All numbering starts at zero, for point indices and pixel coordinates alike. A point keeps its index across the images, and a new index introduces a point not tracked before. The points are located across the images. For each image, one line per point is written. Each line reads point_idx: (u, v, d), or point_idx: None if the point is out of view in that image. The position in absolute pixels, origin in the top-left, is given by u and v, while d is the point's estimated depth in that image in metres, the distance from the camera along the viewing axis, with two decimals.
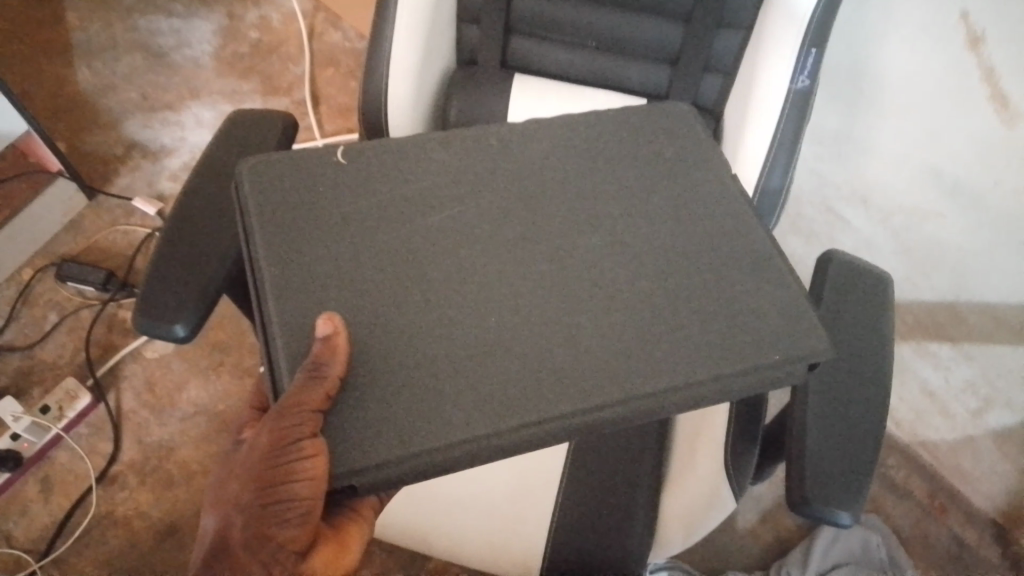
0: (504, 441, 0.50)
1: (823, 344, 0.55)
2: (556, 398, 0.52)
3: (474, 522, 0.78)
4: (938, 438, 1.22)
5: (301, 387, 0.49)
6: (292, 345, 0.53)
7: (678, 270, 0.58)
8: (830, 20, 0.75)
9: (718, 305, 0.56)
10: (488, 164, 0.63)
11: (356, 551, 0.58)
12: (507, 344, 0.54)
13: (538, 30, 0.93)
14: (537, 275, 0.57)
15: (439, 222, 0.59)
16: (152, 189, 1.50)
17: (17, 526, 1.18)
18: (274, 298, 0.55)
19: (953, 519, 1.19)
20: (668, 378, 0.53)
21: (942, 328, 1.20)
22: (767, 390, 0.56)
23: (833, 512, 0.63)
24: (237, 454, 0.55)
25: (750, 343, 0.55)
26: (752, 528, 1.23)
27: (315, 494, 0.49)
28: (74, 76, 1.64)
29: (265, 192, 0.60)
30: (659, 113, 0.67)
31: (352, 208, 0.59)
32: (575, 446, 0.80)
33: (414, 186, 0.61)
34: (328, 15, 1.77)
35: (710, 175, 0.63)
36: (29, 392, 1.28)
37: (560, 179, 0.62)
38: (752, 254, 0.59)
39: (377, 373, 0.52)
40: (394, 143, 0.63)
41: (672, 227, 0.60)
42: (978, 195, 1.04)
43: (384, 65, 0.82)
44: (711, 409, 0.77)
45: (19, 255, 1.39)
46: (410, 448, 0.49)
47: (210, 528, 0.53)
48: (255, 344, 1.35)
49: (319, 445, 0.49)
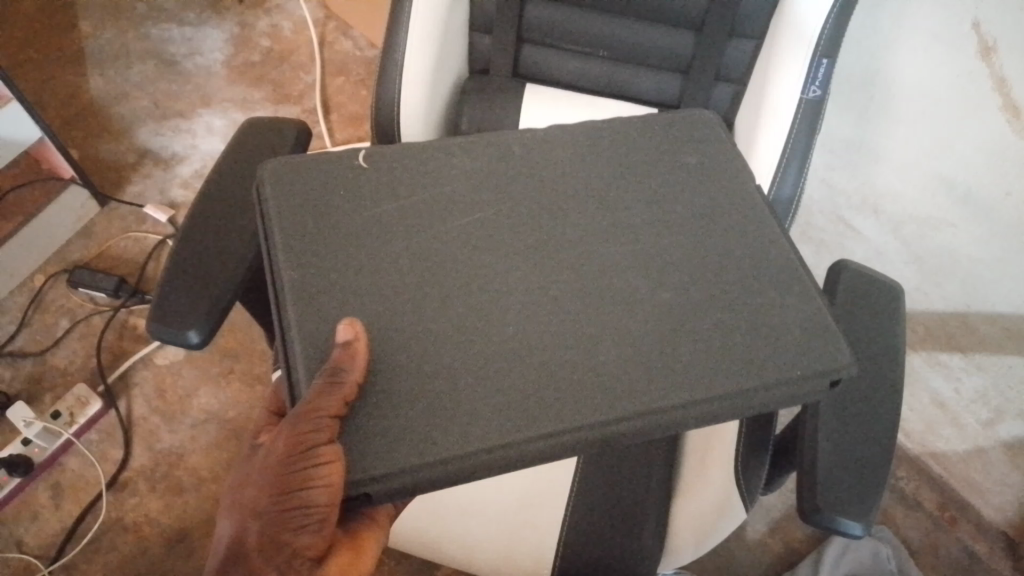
0: (523, 451, 0.51)
1: (846, 358, 0.56)
2: (573, 409, 0.52)
3: (485, 534, 0.78)
4: (948, 449, 1.26)
5: (319, 393, 0.49)
6: (310, 351, 0.54)
7: (698, 280, 0.58)
8: (842, 31, 0.75)
9: (737, 316, 0.56)
10: (502, 172, 0.63)
11: (371, 557, 0.59)
12: (526, 354, 0.54)
13: (549, 39, 0.93)
14: (554, 278, 0.58)
15: (459, 231, 0.59)
16: (164, 196, 1.51)
17: (27, 532, 1.18)
18: (294, 305, 0.55)
19: (963, 531, 1.27)
20: (686, 393, 0.53)
21: (953, 337, 1.17)
22: (786, 407, 0.56)
23: (843, 523, 0.63)
24: (254, 458, 0.56)
25: (772, 358, 0.55)
26: (762, 539, 1.22)
27: (331, 502, 0.49)
28: (87, 84, 1.65)
29: (286, 198, 0.60)
30: (677, 121, 0.67)
31: (373, 215, 0.60)
32: (582, 460, 0.80)
33: (432, 193, 0.61)
34: (338, 24, 1.78)
35: (728, 182, 0.63)
36: (40, 398, 1.29)
37: (576, 187, 0.63)
38: (771, 266, 0.59)
39: (396, 380, 0.53)
40: (415, 149, 0.64)
41: (689, 238, 0.60)
42: (986, 204, 1.00)
43: (398, 72, 0.82)
44: (720, 428, 0.78)
45: (32, 262, 1.39)
46: (426, 456, 0.50)
47: (225, 533, 0.53)
48: (265, 351, 1.35)
49: (335, 452, 0.49)
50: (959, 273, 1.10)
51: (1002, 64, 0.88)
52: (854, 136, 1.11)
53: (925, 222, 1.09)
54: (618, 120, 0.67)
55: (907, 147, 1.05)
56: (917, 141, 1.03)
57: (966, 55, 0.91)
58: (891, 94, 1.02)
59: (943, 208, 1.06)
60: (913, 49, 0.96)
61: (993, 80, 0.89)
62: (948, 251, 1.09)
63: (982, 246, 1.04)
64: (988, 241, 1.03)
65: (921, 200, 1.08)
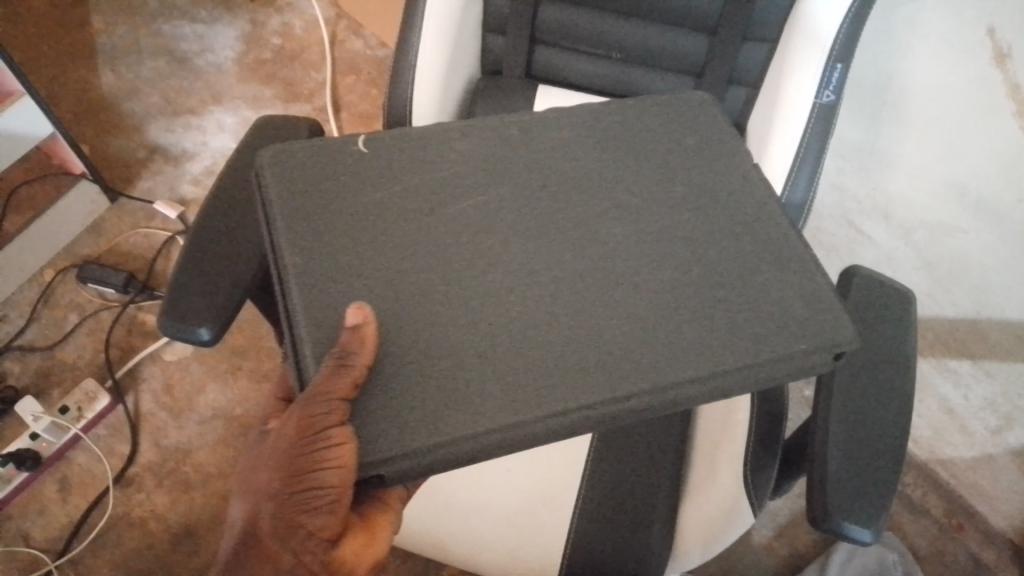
0: (533, 430, 0.51)
1: (846, 333, 0.56)
2: (581, 387, 0.52)
3: (493, 531, 0.78)
4: (956, 456, 1.23)
5: (327, 375, 0.49)
6: (317, 333, 0.54)
7: (703, 261, 0.58)
8: (855, 37, 0.75)
9: (750, 295, 0.56)
10: (510, 159, 0.63)
11: (385, 540, 0.58)
12: (531, 337, 0.54)
13: (562, 41, 0.93)
14: (564, 265, 0.57)
15: (465, 209, 0.60)
16: (174, 193, 1.51)
17: (35, 525, 1.18)
18: (299, 288, 0.55)
19: (970, 537, 1.21)
20: (692, 368, 0.53)
21: (962, 344, 1.17)
22: (792, 383, 0.56)
23: (853, 529, 0.63)
24: (264, 441, 0.55)
25: (779, 334, 0.55)
26: (768, 544, 1.22)
27: (345, 483, 0.49)
28: (99, 79, 1.66)
29: (290, 181, 0.60)
30: (685, 106, 0.67)
31: (381, 198, 0.60)
32: (598, 439, 0.80)
33: (436, 177, 0.61)
34: (350, 23, 1.78)
35: (733, 170, 0.63)
36: (48, 392, 1.29)
37: (584, 176, 0.62)
38: (775, 247, 0.59)
39: (402, 364, 0.52)
40: (415, 133, 0.64)
41: (697, 222, 0.60)
42: (999, 211, 1.02)
43: (409, 71, 0.82)
44: (731, 418, 0.78)
45: (43, 257, 1.40)
46: (437, 437, 0.50)
47: (236, 518, 0.53)
48: (273, 348, 1.35)
49: (346, 434, 0.49)
50: (968, 279, 1.10)
51: (1016, 71, 0.92)
52: (865, 141, 1.11)
53: (935, 227, 1.10)
54: (623, 107, 0.67)
55: (919, 155, 1.06)
56: (932, 148, 1.04)
57: (980, 63, 0.95)
58: (903, 102, 1.04)
59: (953, 214, 1.07)
60: (925, 56, 0.99)
61: (1008, 87, 0.94)
62: (959, 257, 1.10)
63: (993, 252, 1.05)
64: (999, 246, 1.04)
65: (931, 206, 1.09)
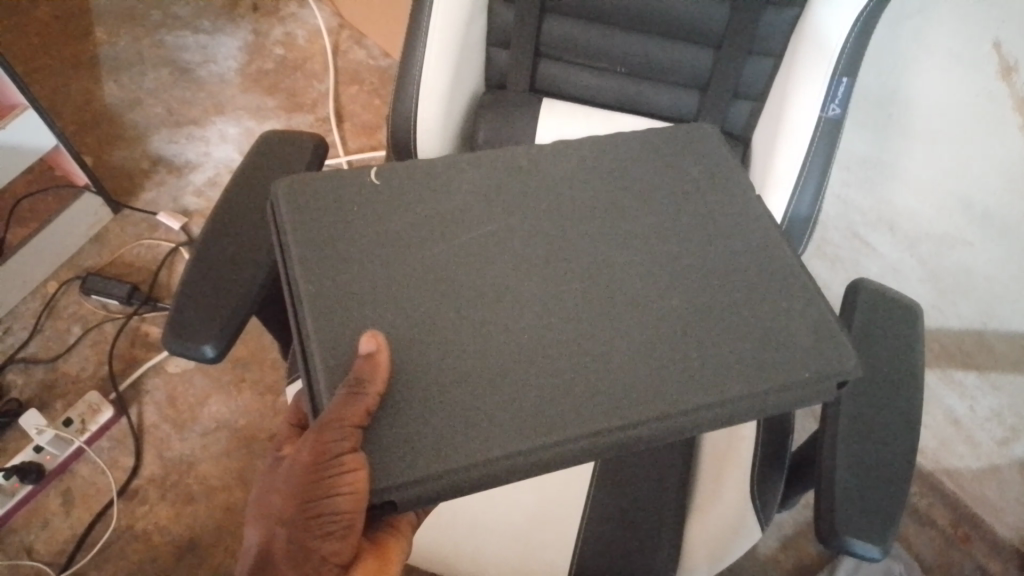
0: (545, 458, 0.50)
1: (853, 359, 0.55)
2: (590, 414, 0.52)
3: (496, 543, 0.78)
4: (961, 466, 1.26)
5: (341, 403, 0.49)
6: (330, 362, 0.53)
7: (710, 286, 0.58)
8: (862, 50, 0.75)
9: (756, 318, 0.56)
10: (516, 184, 0.63)
11: (396, 565, 0.58)
12: (541, 362, 0.54)
13: (565, 55, 0.93)
14: (572, 289, 0.57)
15: (471, 237, 0.60)
16: (177, 204, 1.51)
17: (38, 539, 1.18)
18: (311, 314, 0.55)
19: (976, 548, 1.24)
20: (701, 394, 0.53)
21: (969, 356, 1.17)
22: (800, 407, 0.55)
23: (862, 547, 0.62)
24: (278, 467, 0.55)
25: (786, 357, 0.55)
26: (773, 555, 1.22)
27: (356, 509, 0.49)
28: (101, 90, 1.65)
29: (302, 208, 0.60)
30: (689, 133, 0.67)
31: (391, 227, 0.59)
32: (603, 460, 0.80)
33: (446, 208, 0.61)
34: (352, 33, 1.78)
35: (738, 197, 0.63)
36: (52, 405, 1.29)
37: (589, 202, 0.62)
38: (780, 276, 0.59)
39: (414, 392, 0.52)
40: (424, 164, 0.64)
41: (705, 250, 0.60)
42: None
43: (414, 86, 0.82)
44: (735, 434, 0.79)
45: (46, 269, 1.40)
46: (448, 464, 0.49)
47: (252, 544, 0.53)
48: (276, 360, 1.35)
49: (359, 460, 0.48)
50: None
51: None
52: None
53: None
54: (625, 135, 0.67)
55: None
56: None
57: None
58: None
59: None
60: None
61: None
62: None
63: None
64: None
65: None
